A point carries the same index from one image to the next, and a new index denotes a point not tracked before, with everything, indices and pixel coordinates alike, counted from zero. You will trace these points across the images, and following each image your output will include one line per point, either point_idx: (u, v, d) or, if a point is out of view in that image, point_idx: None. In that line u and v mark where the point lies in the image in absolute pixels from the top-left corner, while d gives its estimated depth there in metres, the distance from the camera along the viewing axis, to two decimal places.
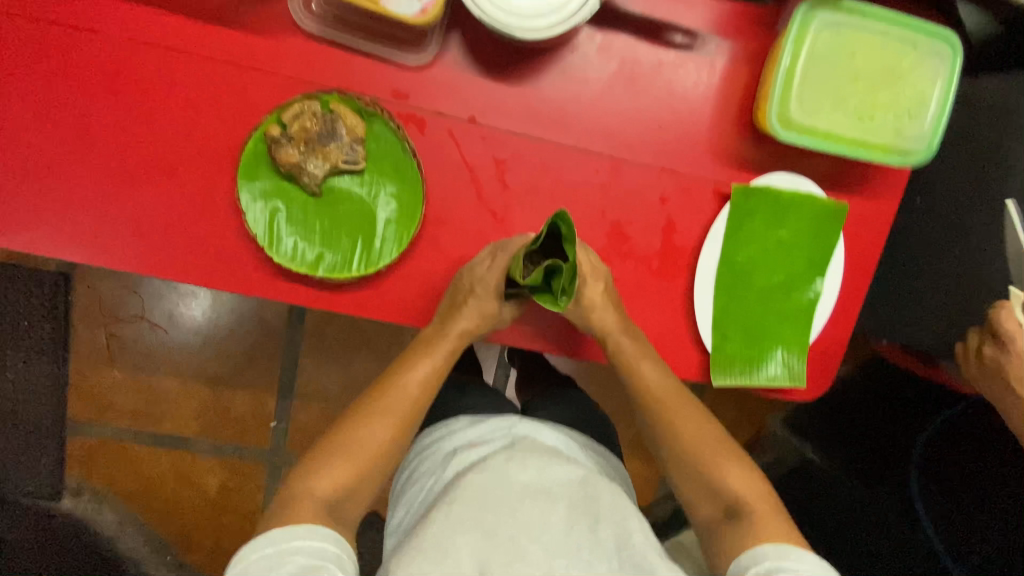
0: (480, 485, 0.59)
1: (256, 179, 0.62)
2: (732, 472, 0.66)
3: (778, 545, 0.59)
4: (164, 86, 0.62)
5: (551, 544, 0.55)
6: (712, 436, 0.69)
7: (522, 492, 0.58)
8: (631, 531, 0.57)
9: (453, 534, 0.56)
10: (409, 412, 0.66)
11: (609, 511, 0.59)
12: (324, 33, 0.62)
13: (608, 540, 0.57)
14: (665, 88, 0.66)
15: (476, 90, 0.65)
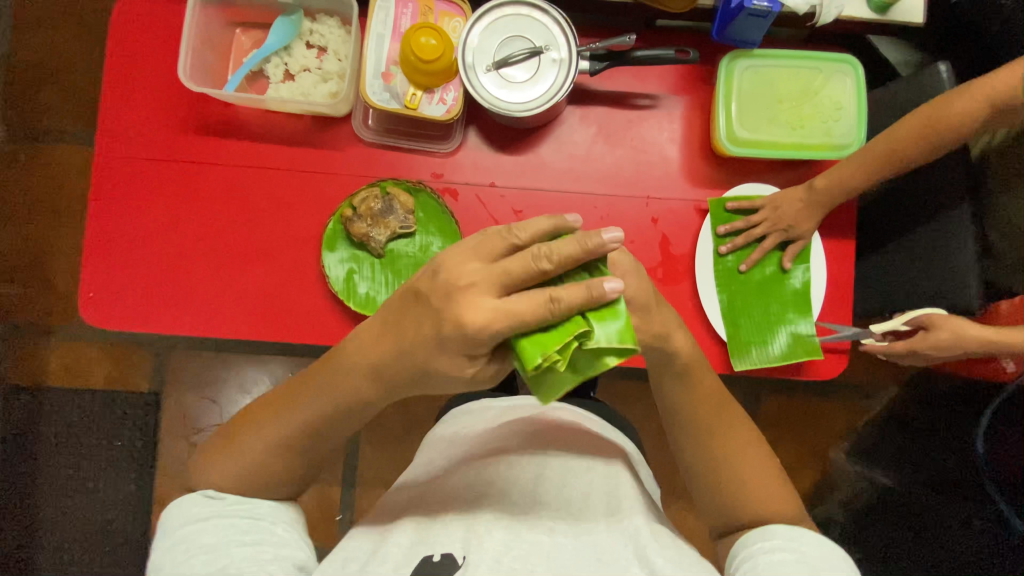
0: (494, 468, 0.71)
1: (335, 250, 0.81)
2: (751, 477, 0.66)
3: (791, 528, 0.63)
4: (261, 193, 0.84)
5: (548, 505, 0.67)
6: (743, 444, 0.68)
7: (531, 475, 0.70)
8: (621, 501, 0.68)
9: (457, 502, 0.68)
10: (318, 424, 0.63)
11: (603, 483, 0.70)
12: (378, 140, 0.84)
13: (598, 511, 0.67)
14: (636, 138, 0.86)
15: (493, 162, 0.84)
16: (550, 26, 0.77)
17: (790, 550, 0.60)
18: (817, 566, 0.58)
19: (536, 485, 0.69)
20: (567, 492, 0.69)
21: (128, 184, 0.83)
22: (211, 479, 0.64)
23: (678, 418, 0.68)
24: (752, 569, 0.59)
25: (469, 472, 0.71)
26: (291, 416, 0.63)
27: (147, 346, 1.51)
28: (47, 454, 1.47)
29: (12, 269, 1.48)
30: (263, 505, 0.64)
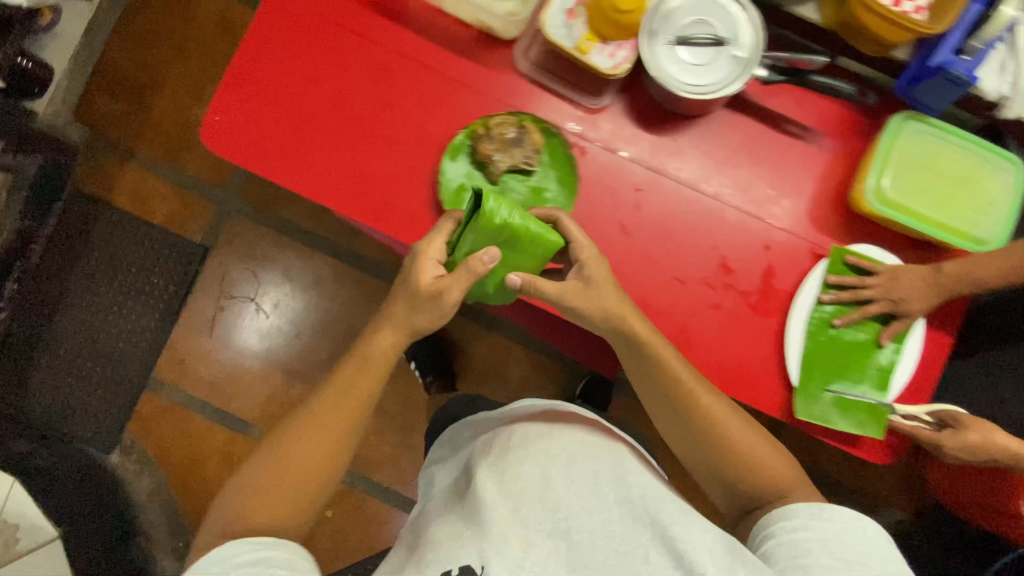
0: (507, 451, 0.72)
1: (456, 163, 0.82)
2: (745, 447, 0.75)
3: (811, 505, 0.68)
4: (403, 84, 0.84)
5: (556, 495, 0.67)
6: (725, 410, 0.76)
7: (540, 460, 0.70)
8: (629, 484, 0.68)
9: (490, 481, 0.69)
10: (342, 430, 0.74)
11: (604, 469, 0.69)
12: (531, 75, 0.84)
13: (608, 492, 0.67)
14: (777, 162, 0.84)
15: (631, 136, 0.84)
16: (745, 22, 0.75)
17: (816, 533, 0.65)
18: (839, 541, 0.64)
19: (545, 471, 0.69)
20: (572, 474, 0.68)
21: (284, 28, 0.84)
22: (255, 508, 0.70)
23: (665, 394, 0.77)
24: (776, 547, 0.66)
25: (497, 451, 0.73)
26: (316, 428, 0.74)
27: (212, 203, 1.54)
28: (85, 266, 1.51)
29: (120, 85, 1.55)
30: (290, 550, 0.67)
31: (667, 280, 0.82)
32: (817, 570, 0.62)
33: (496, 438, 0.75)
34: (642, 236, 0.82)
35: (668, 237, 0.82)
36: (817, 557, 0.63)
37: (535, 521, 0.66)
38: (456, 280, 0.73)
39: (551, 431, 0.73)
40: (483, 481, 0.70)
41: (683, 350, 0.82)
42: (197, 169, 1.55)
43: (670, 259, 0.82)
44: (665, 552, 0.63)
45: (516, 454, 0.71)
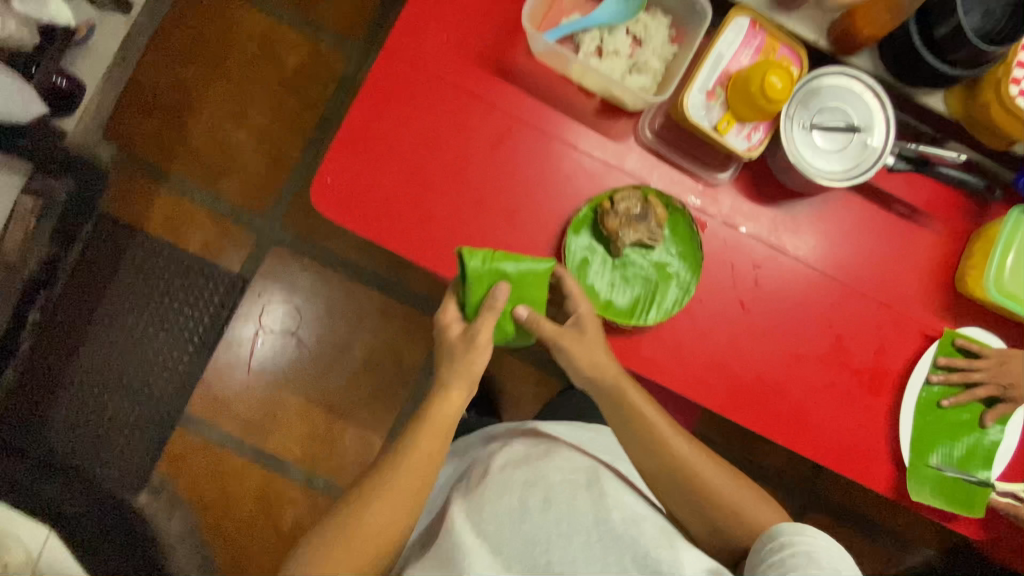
0: (484, 488, 0.81)
1: (579, 236, 0.80)
2: (721, 493, 0.75)
3: (796, 525, 0.71)
4: (523, 151, 0.82)
5: (532, 526, 0.76)
6: (700, 458, 0.76)
7: (516, 494, 0.79)
8: (604, 507, 0.77)
9: (470, 519, 0.78)
10: (414, 488, 0.72)
11: (579, 495, 0.78)
12: (653, 147, 0.83)
13: (582, 508, 0.77)
14: (891, 242, 0.85)
15: (750, 211, 0.84)
16: (877, 111, 0.76)
17: (801, 548, 0.68)
18: (822, 555, 0.67)
19: (527, 494, 0.79)
20: (549, 496, 0.78)
21: (401, 88, 0.80)
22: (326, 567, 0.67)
23: (643, 445, 0.76)
24: (767, 566, 0.68)
25: (478, 489, 0.81)
26: (391, 504, 0.70)
27: (253, 231, 1.48)
28: (114, 295, 1.44)
29: (152, 104, 1.47)
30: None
31: (783, 358, 0.83)
32: None
33: (478, 475, 0.84)
34: (761, 313, 0.83)
35: (785, 315, 0.83)
36: (806, 569, 0.65)
37: (513, 544, 0.76)
38: (479, 329, 0.75)
39: (525, 465, 0.82)
40: (471, 506, 0.80)
41: (799, 428, 0.82)
42: (237, 196, 1.48)
43: (787, 337, 0.83)
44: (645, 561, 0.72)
45: (503, 479, 0.81)
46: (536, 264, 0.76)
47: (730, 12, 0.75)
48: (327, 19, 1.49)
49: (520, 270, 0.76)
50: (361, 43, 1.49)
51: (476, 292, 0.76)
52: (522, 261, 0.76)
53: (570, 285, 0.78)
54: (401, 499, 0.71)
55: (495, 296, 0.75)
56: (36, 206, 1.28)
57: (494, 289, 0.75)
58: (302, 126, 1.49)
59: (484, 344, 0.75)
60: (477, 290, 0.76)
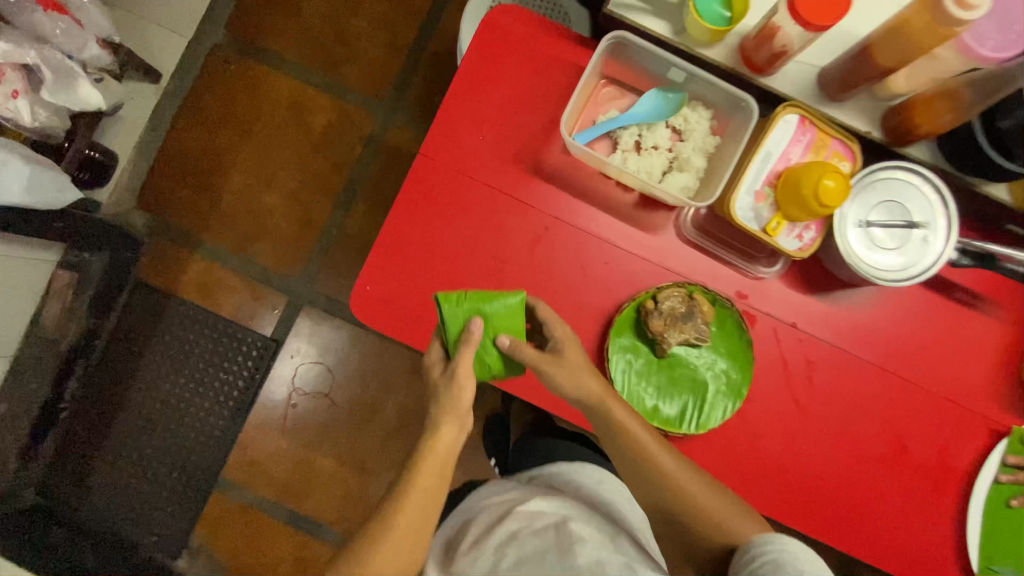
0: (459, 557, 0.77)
1: (621, 338, 0.77)
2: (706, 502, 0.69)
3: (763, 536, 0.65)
4: (561, 250, 0.80)
5: None
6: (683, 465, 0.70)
7: (485, 557, 0.75)
8: (571, 554, 0.70)
9: None
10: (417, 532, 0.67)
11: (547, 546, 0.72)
12: (695, 240, 0.80)
13: (553, 563, 0.70)
14: (951, 333, 0.80)
15: (802, 304, 0.80)
16: (935, 206, 0.72)
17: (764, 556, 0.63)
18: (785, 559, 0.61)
19: (497, 561, 0.73)
20: (521, 555, 0.72)
21: (436, 189, 0.79)
22: None
23: (625, 454, 0.70)
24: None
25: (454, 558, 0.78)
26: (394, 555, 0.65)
27: (284, 292, 1.50)
28: (151, 360, 1.46)
29: (184, 171, 1.49)
30: None
31: (841, 457, 0.79)
32: None
33: (459, 545, 0.81)
34: (816, 411, 0.79)
35: (841, 412, 0.79)
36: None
37: None
38: (457, 365, 0.70)
39: (498, 526, 0.78)
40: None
41: (859, 530, 0.79)
42: (268, 259, 1.50)
43: (843, 437, 0.79)
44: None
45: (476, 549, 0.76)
46: (508, 299, 0.73)
47: (779, 108, 0.71)
48: (352, 80, 1.50)
49: (495, 307, 0.72)
50: (385, 103, 1.49)
51: (452, 332, 0.72)
52: (493, 296, 0.73)
53: (545, 312, 0.74)
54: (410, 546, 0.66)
55: (469, 331, 0.70)
56: (71, 280, 1.31)
57: (469, 324, 0.71)
58: (330, 187, 1.51)
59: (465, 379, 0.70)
60: (453, 328, 0.72)
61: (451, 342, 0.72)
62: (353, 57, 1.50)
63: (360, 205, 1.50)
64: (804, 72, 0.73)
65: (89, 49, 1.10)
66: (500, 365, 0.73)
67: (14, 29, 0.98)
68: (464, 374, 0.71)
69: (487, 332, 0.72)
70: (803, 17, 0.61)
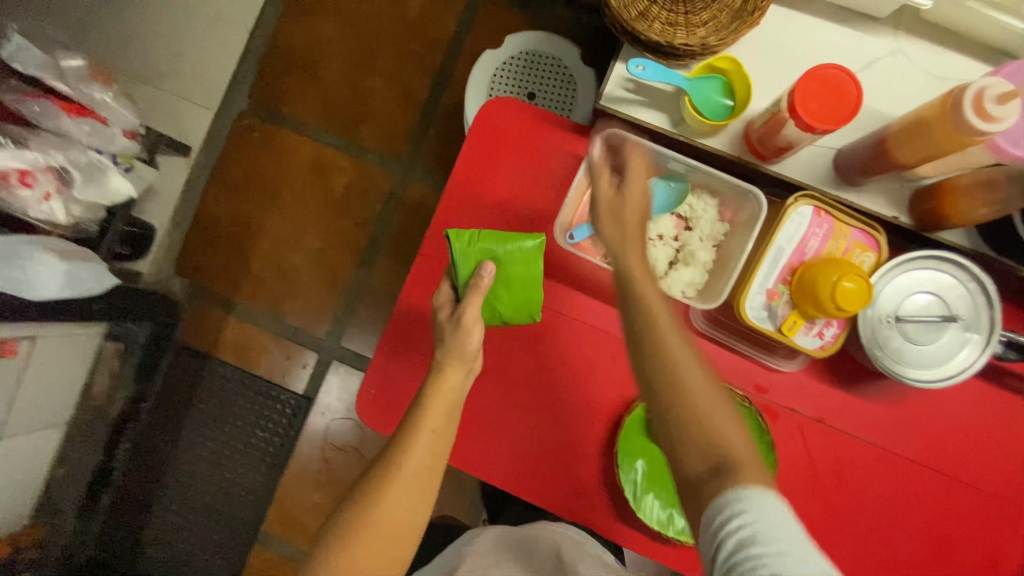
0: None
1: (631, 441, 0.74)
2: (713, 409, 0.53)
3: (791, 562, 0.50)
4: (566, 346, 0.77)
5: None
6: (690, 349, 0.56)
7: None
8: None
9: None
10: (423, 478, 0.68)
11: None
12: (709, 332, 0.75)
13: None
14: (1001, 426, 0.73)
15: (829, 398, 0.74)
16: (973, 297, 0.66)
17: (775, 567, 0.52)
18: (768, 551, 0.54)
19: None
20: None
21: (436, 288, 0.78)
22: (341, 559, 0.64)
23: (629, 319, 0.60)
24: None
25: None
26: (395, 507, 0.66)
27: (313, 349, 1.53)
28: (195, 419, 1.53)
29: (215, 236, 1.55)
30: None
31: (878, 562, 0.73)
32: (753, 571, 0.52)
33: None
34: (848, 513, 0.73)
35: (877, 514, 0.73)
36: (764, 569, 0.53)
37: None
38: (466, 308, 0.69)
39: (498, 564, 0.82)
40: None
41: None
42: (296, 318, 1.54)
43: (880, 542, 0.73)
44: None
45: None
46: (520, 244, 0.72)
47: (792, 200, 0.66)
48: (370, 139, 1.51)
49: (508, 250, 0.72)
50: (403, 160, 1.50)
51: (463, 273, 0.71)
52: (508, 241, 0.72)
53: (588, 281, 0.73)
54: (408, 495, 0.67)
55: (480, 275, 0.69)
56: (118, 350, 1.39)
57: (480, 267, 0.70)
58: (352, 245, 1.52)
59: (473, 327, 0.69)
60: (464, 270, 0.71)
61: (463, 286, 0.71)
62: (370, 116, 1.52)
63: (382, 262, 1.52)
64: (819, 156, 0.68)
65: (117, 142, 1.15)
66: (509, 311, 0.73)
67: (45, 132, 1.04)
68: (472, 318, 0.70)
69: (497, 279, 0.72)
70: (805, 116, 0.56)
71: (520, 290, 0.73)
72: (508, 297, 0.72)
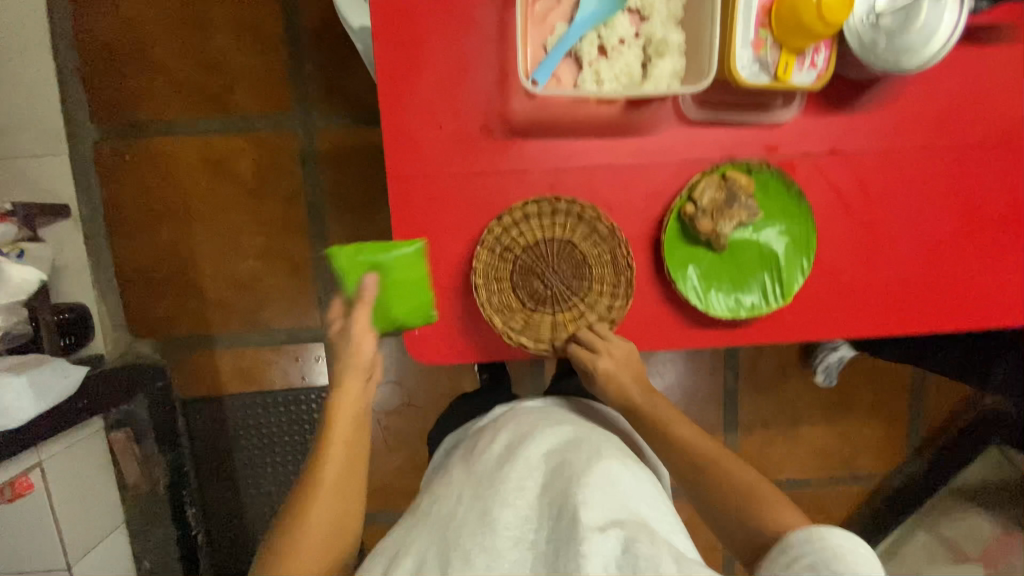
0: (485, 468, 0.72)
1: (675, 252, 0.73)
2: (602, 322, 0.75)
3: (807, 530, 0.57)
4: (577, 196, 0.73)
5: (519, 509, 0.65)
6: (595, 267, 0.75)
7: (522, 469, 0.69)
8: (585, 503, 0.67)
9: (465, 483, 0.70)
10: (349, 465, 0.64)
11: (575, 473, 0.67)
12: (704, 118, 0.73)
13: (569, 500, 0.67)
14: (985, 79, 0.75)
15: (832, 126, 0.74)
16: None
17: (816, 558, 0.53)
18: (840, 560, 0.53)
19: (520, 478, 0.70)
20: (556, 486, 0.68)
21: (412, 218, 0.72)
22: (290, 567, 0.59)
23: (556, 252, 0.75)
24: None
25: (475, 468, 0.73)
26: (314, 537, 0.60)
27: (314, 341, 1.44)
28: (242, 459, 1.46)
29: (151, 283, 1.40)
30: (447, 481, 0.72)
31: (924, 247, 0.77)
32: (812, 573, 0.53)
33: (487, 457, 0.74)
34: (884, 220, 0.76)
35: (908, 208, 0.76)
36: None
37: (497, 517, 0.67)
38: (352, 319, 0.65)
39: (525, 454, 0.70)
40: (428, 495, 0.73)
41: (965, 306, 0.78)
42: (280, 320, 1.43)
43: (919, 229, 0.77)
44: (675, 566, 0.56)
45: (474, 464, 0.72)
46: (397, 253, 0.69)
47: None
48: (249, 104, 1.33)
49: (390, 257, 0.68)
50: (297, 112, 1.34)
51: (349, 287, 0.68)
52: (393, 249, 0.69)
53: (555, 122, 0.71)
54: (339, 485, 0.63)
55: (364, 286, 0.66)
56: (129, 435, 1.33)
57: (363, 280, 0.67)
58: (292, 225, 1.39)
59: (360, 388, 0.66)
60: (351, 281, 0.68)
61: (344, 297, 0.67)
62: (234, 80, 1.32)
63: (333, 228, 1.39)
64: None
65: None
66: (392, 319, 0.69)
67: None
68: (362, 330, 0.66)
69: (385, 286, 0.68)
70: None
71: (410, 295, 0.70)
72: (399, 302, 0.69)
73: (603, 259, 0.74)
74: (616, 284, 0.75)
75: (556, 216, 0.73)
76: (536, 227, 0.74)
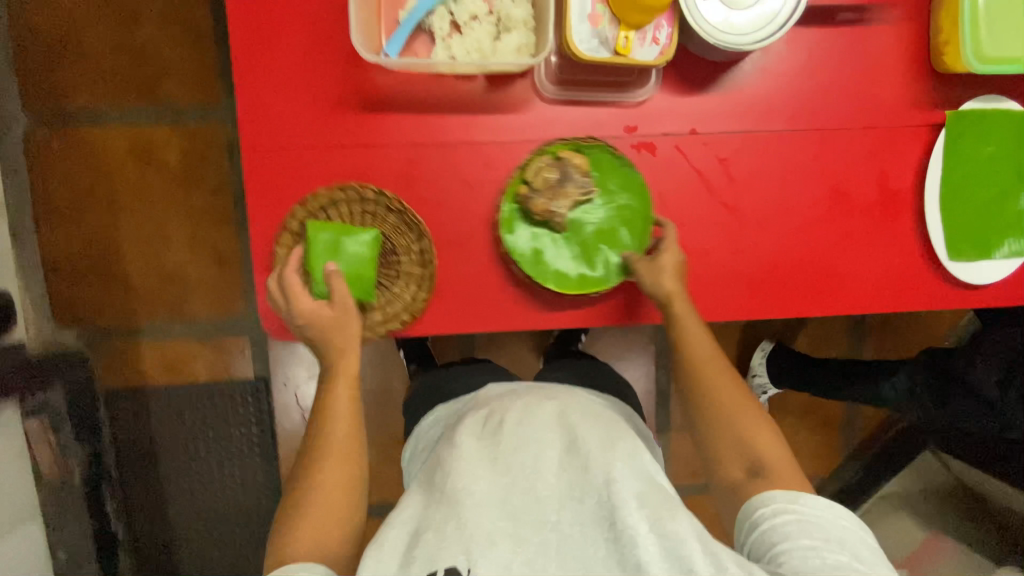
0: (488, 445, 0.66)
1: (519, 231, 0.73)
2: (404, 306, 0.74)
3: (789, 490, 0.63)
4: (436, 172, 0.74)
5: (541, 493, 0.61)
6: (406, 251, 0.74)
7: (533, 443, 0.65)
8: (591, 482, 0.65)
9: (474, 467, 0.64)
10: (352, 438, 0.69)
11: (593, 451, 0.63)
12: (561, 97, 0.74)
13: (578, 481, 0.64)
14: (846, 62, 0.76)
15: (691, 107, 0.74)
16: None
17: (797, 517, 0.60)
18: (820, 524, 0.59)
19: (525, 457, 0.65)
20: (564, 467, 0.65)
21: (267, 191, 0.72)
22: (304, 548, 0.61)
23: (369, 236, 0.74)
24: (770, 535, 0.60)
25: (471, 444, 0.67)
26: (324, 510, 0.64)
27: (240, 333, 1.44)
28: (165, 454, 1.45)
29: (77, 271, 1.39)
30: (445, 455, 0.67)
31: (788, 232, 0.77)
32: (804, 539, 0.57)
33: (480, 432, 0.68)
34: (748, 204, 0.76)
35: (772, 189, 0.76)
36: (796, 540, 0.58)
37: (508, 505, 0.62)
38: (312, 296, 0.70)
39: (532, 432, 0.65)
40: (435, 462, 0.67)
41: (831, 291, 0.78)
42: (206, 312, 1.43)
43: (784, 212, 0.77)
44: (712, 564, 0.56)
45: (485, 433, 0.67)
46: (363, 237, 0.71)
47: None
48: (178, 95, 1.35)
49: (352, 238, 0.70)
50: (225, 104, 1.35)
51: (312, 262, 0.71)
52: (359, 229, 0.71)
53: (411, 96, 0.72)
54: (349, 458, 0.67)
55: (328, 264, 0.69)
56: (45, 422, 1.26)
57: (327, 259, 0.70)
58: (219, 215, 1.39)
59: (353, 394, 0.70)
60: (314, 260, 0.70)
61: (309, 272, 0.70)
62: (162, 70, 1.34)
63: None
64: None
65: None
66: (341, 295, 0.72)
67: None
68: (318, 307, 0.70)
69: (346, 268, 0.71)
70: None
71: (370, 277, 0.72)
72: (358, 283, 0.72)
73: (412, 244, 0.73)
74: (422, 276, 0.74)
75: (365, 204, 0.73)
76: (344, 214, 0.73)
